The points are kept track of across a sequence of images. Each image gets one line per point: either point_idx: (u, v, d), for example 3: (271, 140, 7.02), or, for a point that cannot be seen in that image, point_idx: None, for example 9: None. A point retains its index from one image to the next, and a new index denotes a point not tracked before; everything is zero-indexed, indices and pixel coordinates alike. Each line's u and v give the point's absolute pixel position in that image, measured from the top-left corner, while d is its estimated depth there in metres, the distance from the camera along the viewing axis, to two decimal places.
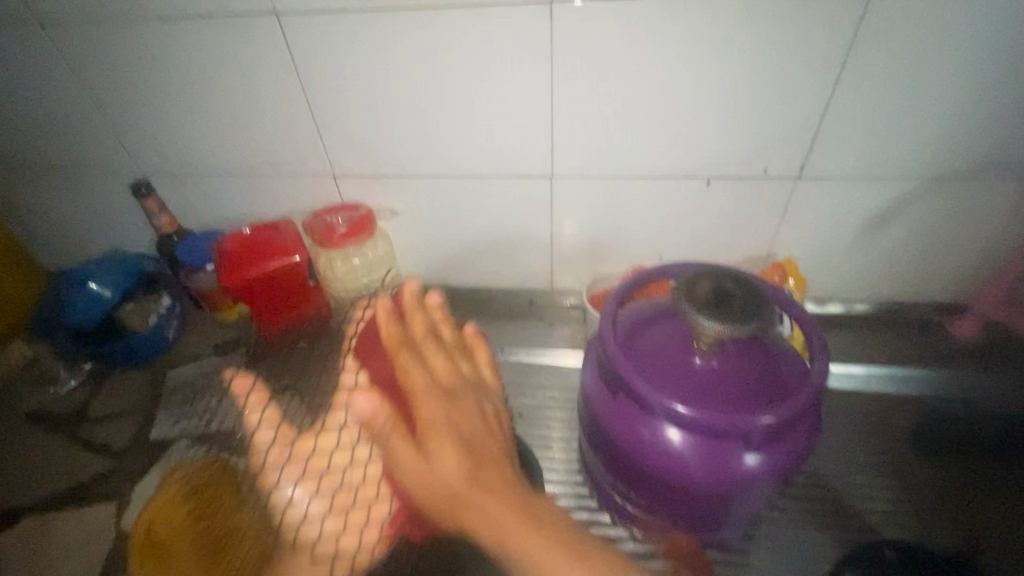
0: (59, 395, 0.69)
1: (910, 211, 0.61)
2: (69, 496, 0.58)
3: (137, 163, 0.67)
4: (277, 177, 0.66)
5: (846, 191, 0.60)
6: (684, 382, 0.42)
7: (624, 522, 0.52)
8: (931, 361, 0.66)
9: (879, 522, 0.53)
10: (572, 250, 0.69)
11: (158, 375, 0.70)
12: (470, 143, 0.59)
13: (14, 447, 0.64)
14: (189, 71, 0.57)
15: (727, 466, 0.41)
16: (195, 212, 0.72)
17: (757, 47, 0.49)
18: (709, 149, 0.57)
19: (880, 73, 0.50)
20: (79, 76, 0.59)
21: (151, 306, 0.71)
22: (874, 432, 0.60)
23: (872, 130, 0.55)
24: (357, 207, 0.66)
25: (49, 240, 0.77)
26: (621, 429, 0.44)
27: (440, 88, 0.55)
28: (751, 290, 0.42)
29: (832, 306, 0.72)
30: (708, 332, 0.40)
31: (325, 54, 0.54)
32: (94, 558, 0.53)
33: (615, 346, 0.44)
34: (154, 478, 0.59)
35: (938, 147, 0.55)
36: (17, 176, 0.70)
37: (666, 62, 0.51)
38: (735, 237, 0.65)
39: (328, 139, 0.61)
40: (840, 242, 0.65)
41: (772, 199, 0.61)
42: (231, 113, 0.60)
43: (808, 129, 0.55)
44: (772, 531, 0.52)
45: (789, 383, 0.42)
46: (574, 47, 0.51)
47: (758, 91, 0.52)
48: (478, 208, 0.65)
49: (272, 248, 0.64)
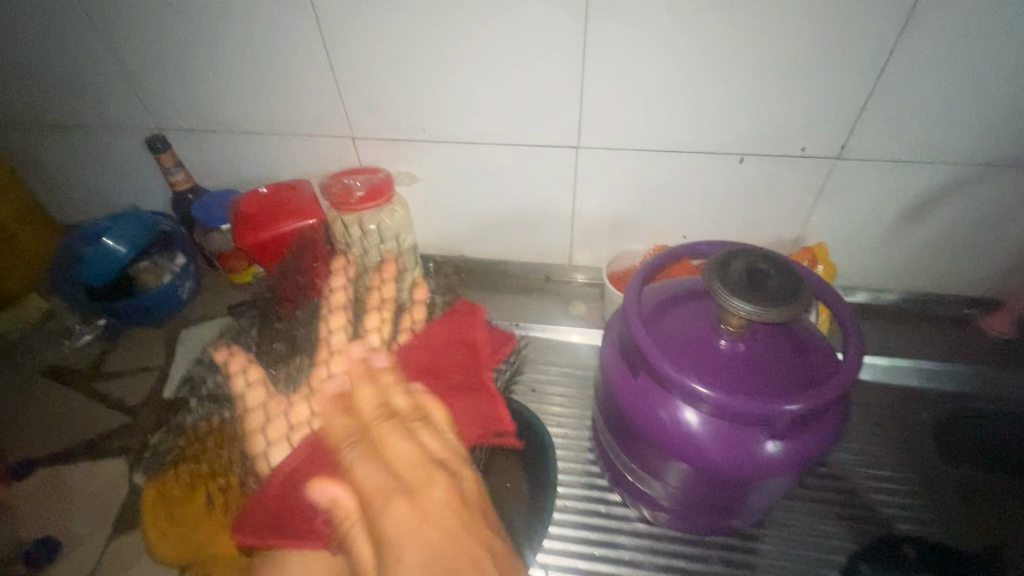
0: (75, 350, 0.69)
1: (952, 200, 0.58)
2: (83, 449, 0.59)
3: (154, 118, 0.65)
4: (294, 137, 0.64)
5: (886, 175, 0.57)
6: (709, 366, 0.41)
7: (634, 502, 0.52)
8: (960, 357, 0.64)
9: (896, 516, 0.52)
10: (595, 226, 0.67)
11: (172, 333, 0.70)
12: (494, 111, 0.57)
13: (30, 397, 0.64)
14: (206, 24, 0.55)
15: (750, 454, 0.40)
16: (212, 172, 0.70)
17: (805, 22, 0.47)
18: (745, 127, 0.55)
19: (939, 50, 0.47)
20: (94, 24, 0.57)
21: (165, 265, 0.72)
22: (896, 426, 0.58)
23: (926, 109, 0.51)
24: (376, 170, 0.63)
25: (61, 191, 0.76)
26: (641, 408, 0.43)
27: (467, 48, 0.52)
28: (787, 273, 0.40)
29: (859, 294, 0.70)
30: (739, 314, 0.38)
31: (349, 7, 0.51)
32: (108, 510, 0.54)
33: (639, 324, 0.42)
34: (168, 435, 0.59)
35: (990, 132, 0.52)
36: (30, 126, 0.68)
37: (708, 27, 0.48)
38: (764, 220, 0.63)
39: (348, 100, 0.59)
40: (874, 229, 0.62)
41: (808, 180, 0.59)
42: (248, 68, 0.58)
43: (854, 106, 0.52)
44: (784, 519, 0.52)
45: (819, 373, 0.40)
46: (610, 14, 0.48)
47: (806, 62, 0.49)
48: (500, 178, 0.63)
49: (289, 209, 0.62)
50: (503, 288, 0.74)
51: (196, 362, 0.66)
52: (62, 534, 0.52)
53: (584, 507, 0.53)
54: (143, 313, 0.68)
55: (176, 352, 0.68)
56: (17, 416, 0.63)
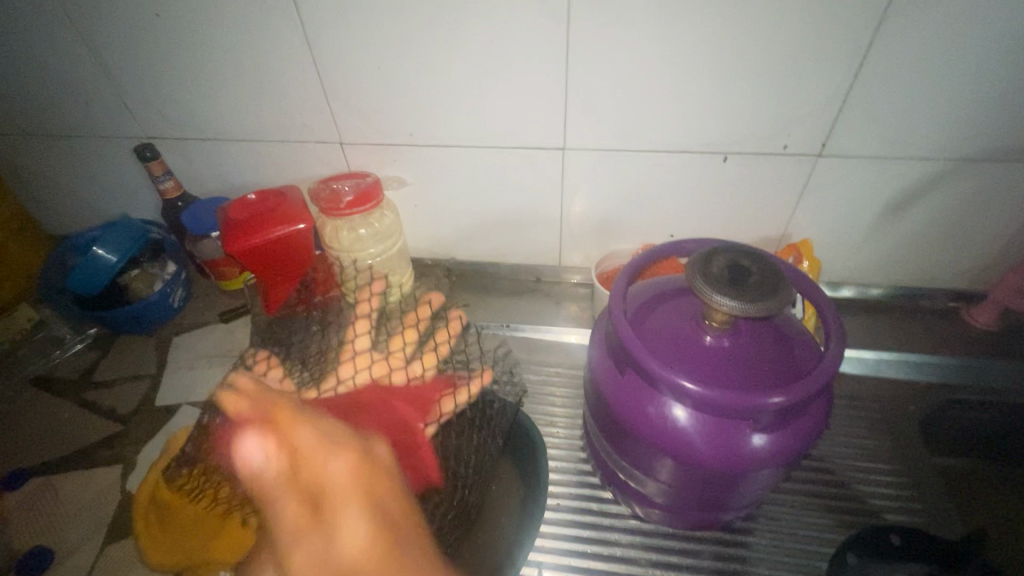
0: (66, 359, 0.69)
1: (933, 195, 0.59)
2: (75, 458, 0.59)
3: (143, 127, 0.65)
4: (283, 144, 0.64)
5: (867, 172, 0.58)
6: (694, 362, 0.41)
7: (626, 499, 0.52)
8: (946, 349, 0.65)
9: (884, 507, 0.52)
10: (583, 227, 0.68)
11: (164, 340, 0.70)
12: (480, 115, 0.58)
13: (22, 407, 0.64)
14: (193, 33, 0.55)
15: (735, 447, 0.40)
16: (202, 179, 0.71)
17: (782, 24, 0.48)
18: (728, 127, 0.56)
19: (915, 48, 0.48)
20: (81, 35, 0.57)
21: (156, 272, 0.71)
22: (884, 419, 0.59)
23: (903, 106, 0.52)
24: (365, 174, 0.64)
25: (50, 201, 0.76)
26: (628, 404, 0.44)
27: (452, 54, 0.53)
28: (768, 269, 0.40)
29: (845, 290, 0.71)
30: (721, 310, 0.38)
31: (335, 14, 0.51)
32: (100, 519, 0.54)
33: (624, 322, 0.43)
34: (160, 442, 0.59)
35: (968, 127, 0.53)
36: (19, 138, 0.68)
37: (690, 28, 0.49)
38: (749, 218, 0.64)
39: (336, 106, 0.59)
40: (858, 224, 0.63)
41: (792, 178, 0.60)
42: (236, 77, 0.58)
43: (833, 104, 0.53)
44: (774, 512, 0.52)
45: (802, 367, 0.41)
46: (592, 19, 0.49)
47: (786, 61, 0.50)
48: (489, 181, 0.64)
49: (278, 215, 0.62)
50: (494, 290, 0.75)
51: (188, 369, 0.66)
52: (54, 542, 0.52)
53: (576, 505, 0.54)
54: (134, 321, 0.68)
55: (168, 360, 0.68)
56: (8, 427, 0.63)
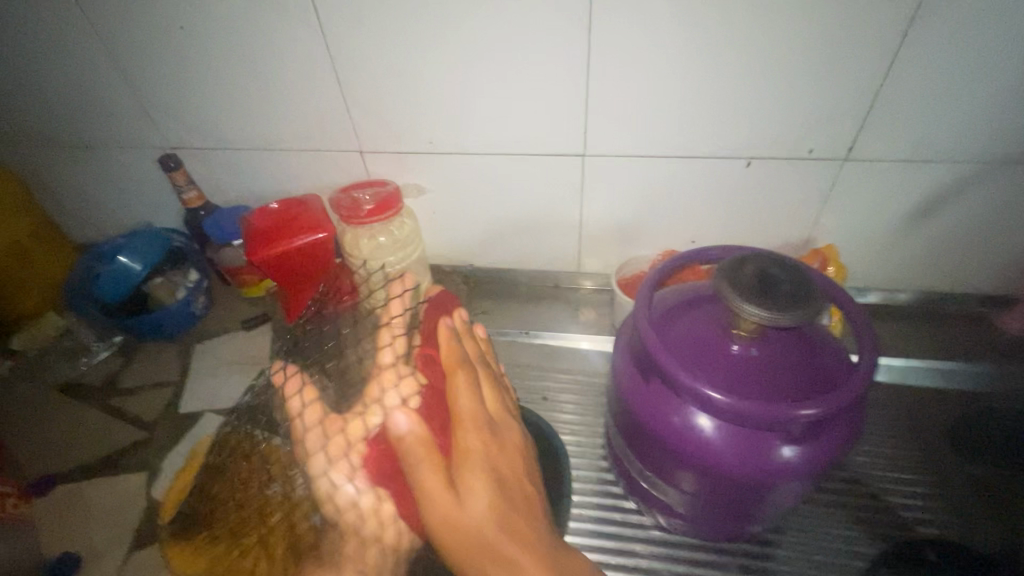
0: (91, 366, 0.70)
1: (962, 199, 0.58)
2: (100, 465, 0.59)
3: (166, 137, 0.66)
4: (304, 153, 0.65)
5: (893, 176, 0.57)
6: (722, 371, 0.41)
7: (649, 509, 0.51)
8: (976, 357, 0.63)
9: (916, 520, 0.51)
10: (601, 233, 0.68)
11: (186, 348, 0.71)
12: (500, 122, 0.58)
13: (49, 413, 0.66)
14: (217, 44, 0.56)
15: (763, 458, 0.39)
16: (224, 188, 0.72)
17: (807, 26, 0.47)
18: (750, 131, 0.55)
19: (945, 49, 0.47)
20: (108, 49, 0.58)
21: (178, 281, 0.72)
22: (913, 427, 0.58)
23: (933, 109, 0.51)
24: (384, 182, 0.64)
25: (76, 211, 0.77)
26: (654, 414, 0.43)
27: (471, 62, 0.53)
28: (798, 277, 0.40)
29: (870, 295, 0.69)
30: (751, 319, 0.38)
31: (356, 24, 0.52)
32: (125, 526, 0.54)
33: (650, 331, 0.42)
34: (184, 449, 0.60)
35: (1000, 129, 0.52)
36: (47, 149, 0.70)
37: (713, 32, 0.48)
38: (771, 224, 0.63)
39: (357, 114, 0.59)
40: (884, 229, 0.62)
41: (816, 183, 0.59)
42: (258, 88, 0.59)
43: (860, 107, 0.52)
44: (802, 524, 0.51)
45: (832, 377, 0.40)
46: (613, 24, 0.49)
47: (810, 64, 0.49)
48: (507, 188, 0.64)
49: (299, 224, 0.63)
50: (512, 297, 0.75)
51: (210, 376, 0.67)
52: (81, 548, 0.53)
53: (598, 515, 0.53)
54: (157, 328, 0.69)
55: (190, 367, 0.69)
56: (36, 432, 0.64)
